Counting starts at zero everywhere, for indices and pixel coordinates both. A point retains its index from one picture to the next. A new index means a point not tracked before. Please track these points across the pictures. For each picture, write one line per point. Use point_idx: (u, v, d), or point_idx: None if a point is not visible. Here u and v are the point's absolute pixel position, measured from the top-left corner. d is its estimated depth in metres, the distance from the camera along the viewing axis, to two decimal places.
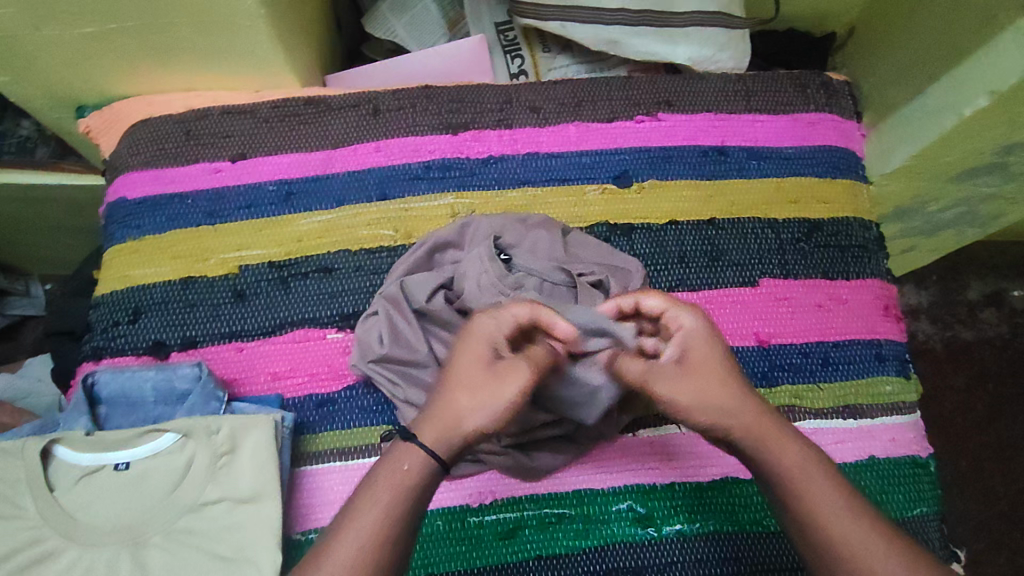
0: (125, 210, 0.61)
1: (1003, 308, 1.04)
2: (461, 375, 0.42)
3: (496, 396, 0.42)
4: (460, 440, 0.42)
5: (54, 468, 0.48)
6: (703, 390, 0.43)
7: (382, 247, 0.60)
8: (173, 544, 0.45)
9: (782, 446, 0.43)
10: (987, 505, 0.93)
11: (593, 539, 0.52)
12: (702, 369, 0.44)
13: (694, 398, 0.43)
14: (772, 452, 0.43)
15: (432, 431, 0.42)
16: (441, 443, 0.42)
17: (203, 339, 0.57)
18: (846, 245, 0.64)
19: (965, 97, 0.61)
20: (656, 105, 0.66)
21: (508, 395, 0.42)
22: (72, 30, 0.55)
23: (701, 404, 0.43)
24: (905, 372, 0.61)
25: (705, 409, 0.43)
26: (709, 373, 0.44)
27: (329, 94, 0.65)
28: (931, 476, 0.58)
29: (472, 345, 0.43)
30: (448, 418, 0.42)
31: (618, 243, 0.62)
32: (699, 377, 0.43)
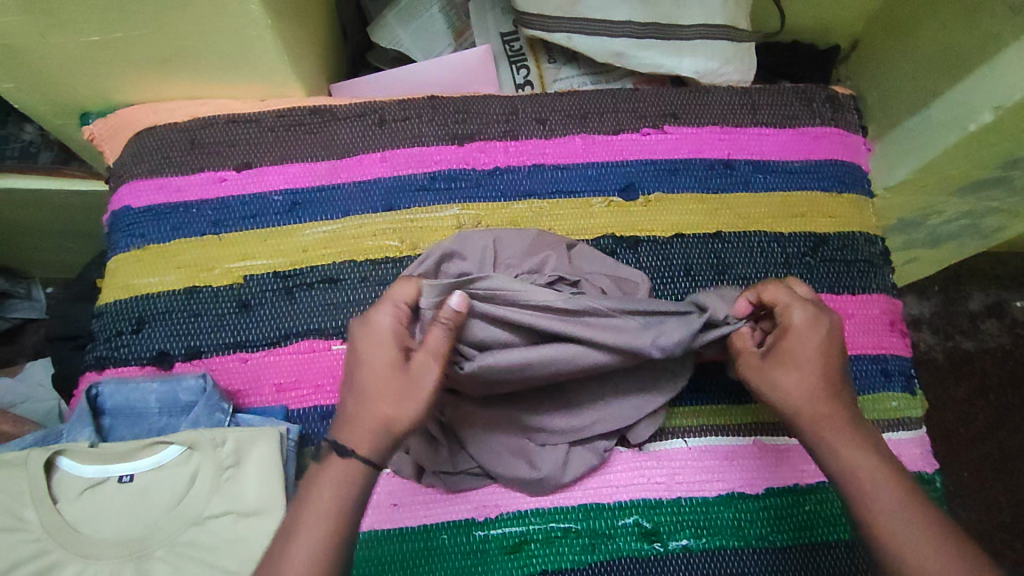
0: (130, 218, 0.61)
1: (1005, 320, 1.04)
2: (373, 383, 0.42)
3: (412, 398, 0.42)
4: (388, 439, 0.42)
5: (58, 480, 0.47)
6: (796, 380, 0.45)
7: (388, 257, 0.60)
8: (177, 557, 0.45)
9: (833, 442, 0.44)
10: (990, 516, 0.93)
11: (599, 553, 0.52)
12: (801, 361, 0.46)
13: (803, 388, 0.45)
14: (847, 453, 0.43)
15: (361, 439, 0.41)
16: (367, 445, 0.41)
17: (208, 350, 0.57)
18: (851, 259, 0.64)
19: (970, 112, 0.61)
20: (662, 118, 0.66)
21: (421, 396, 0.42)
22: (78, 38, 0.55)
23: (803, 396, 0.45)
24: (910, 388, 0.61)
25: (790, 396, 0.45)
26: (808, 365, 0.46)
27: (335, 104, 0.65)
28: (936, 491, 0.58)
29: (378, 350, 0.43)
30: (372, 421, 0.42)
31: (624, 256, 0.62)
32: (800, 369, 0.46)
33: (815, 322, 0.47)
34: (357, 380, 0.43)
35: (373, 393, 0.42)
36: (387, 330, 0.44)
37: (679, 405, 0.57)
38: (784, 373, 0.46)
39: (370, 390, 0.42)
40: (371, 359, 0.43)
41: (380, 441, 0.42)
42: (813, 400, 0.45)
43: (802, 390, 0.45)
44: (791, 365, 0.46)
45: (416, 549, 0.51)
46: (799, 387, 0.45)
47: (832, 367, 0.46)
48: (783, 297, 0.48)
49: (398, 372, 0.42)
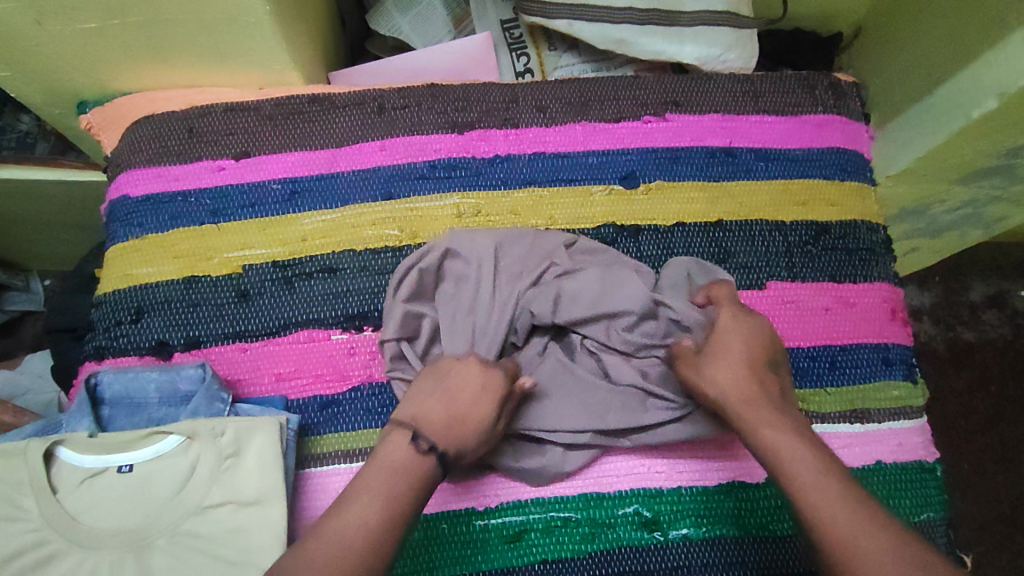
0: (128, 208, 0.61)
1: (1005, 309, 1.03)
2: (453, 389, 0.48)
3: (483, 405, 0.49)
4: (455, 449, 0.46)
5: (57, 470, 0.47)
6: (720, 372, 0.49)
7: (388, 247, 0.60)
8: (178, 547, 0.45)
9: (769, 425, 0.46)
10: (988, 505, 0.93)
11: (599, 543, 0.52)
12: (725, 353, 0.50)
13: (720, 378, 0.49)
14: (769, 435, 0.45)
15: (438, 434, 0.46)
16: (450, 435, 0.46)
17: (207, 340, 0.57)
18: (853, 248, 0.63)
19: (973, 99, 0.60)
20: (663, 106, 0.66)
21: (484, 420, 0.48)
22: (73, 25, 0.55)
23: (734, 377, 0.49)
24: (912, 377, 0.61)
25: (720, 382, 0.49)
26: (736, 355, 0.50)
27: (334, 92, 0.64)
28: (937, 481, 0.57)
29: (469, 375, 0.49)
30: (458, 427, 0.47)
31: (625, 245, 0.61)
32: (724, 358, 0.50)
33: (741, 322, 0.52)
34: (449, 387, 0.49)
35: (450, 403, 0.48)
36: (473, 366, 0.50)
37: None
38: (707, 366, 0.50)
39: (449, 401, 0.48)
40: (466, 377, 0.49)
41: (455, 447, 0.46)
42: (739, 384, 0.48)
43: (730, 378, 0.49)
44: (717, 356, 0.50)
45: (416, 540, 0.51)
46: (719, 377, 0.49)
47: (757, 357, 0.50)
48: (722, 298, 0.54)
49: (486, 402, 0.48)
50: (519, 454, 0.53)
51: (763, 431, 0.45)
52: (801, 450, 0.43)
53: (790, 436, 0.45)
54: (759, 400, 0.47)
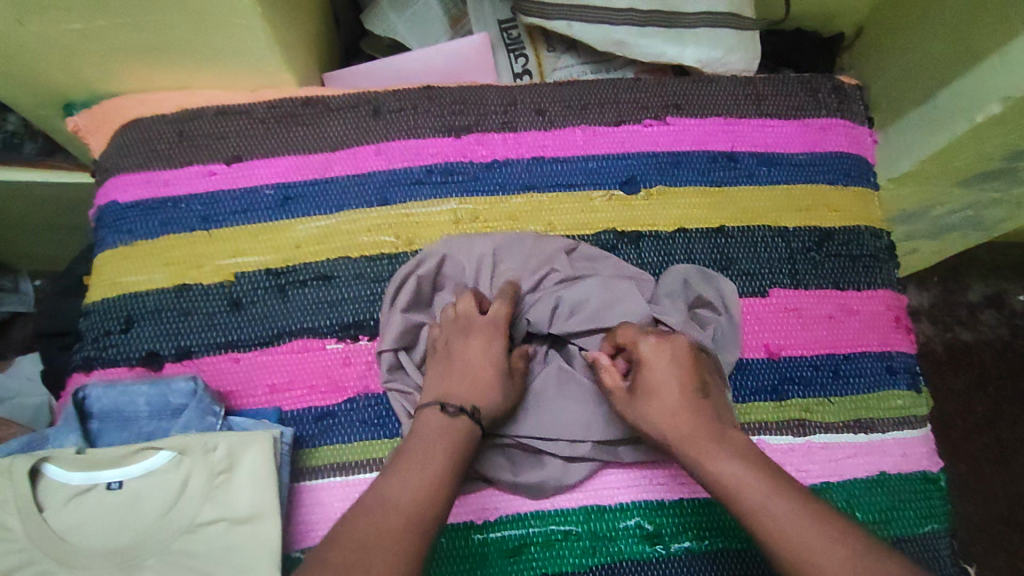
0: (116, 214, 0.59)
1: (1003, 310, 1.03)
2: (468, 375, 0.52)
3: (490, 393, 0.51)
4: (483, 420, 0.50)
5: (44, 487, 0.46)
6: (652, 413, 0.49)
7: (384, 253, 0.58)
8: (168, 566, 0.44)
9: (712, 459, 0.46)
10: (985, 507, 0.93)
11: (600, 556, 0.51)
12: (651, 392, 0.50)
13: (658, 419, 0.49)
14: (720, 466, 0.45)
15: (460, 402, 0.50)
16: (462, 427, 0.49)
17: (199, 350, 0.55)
18: (857, 254, 0.62)
19: (977, 102, 0.59)
20: (664, 109, 0.64)
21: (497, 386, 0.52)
22: (58, 25, 0.53)
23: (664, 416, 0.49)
24: (915, 386, 0.60)
25: (659, 422, 0.49)
26: (664, 392, 0.49)
27: (328, 94, 0.63)
28: (941, 491, 0.57)
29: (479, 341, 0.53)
30: (466, 417, 0.49)
31: (625, 251, 0.60)
32: (657, 397, 0.49)
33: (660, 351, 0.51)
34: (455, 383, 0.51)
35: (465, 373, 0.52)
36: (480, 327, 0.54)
37: None
38: (641, 407, 0.50)
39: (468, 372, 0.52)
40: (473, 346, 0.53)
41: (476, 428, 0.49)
42: (672, 421, 0.48)
43: (666, 418, 0.48)
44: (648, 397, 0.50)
45: None
46: (654, 418, 0.49)
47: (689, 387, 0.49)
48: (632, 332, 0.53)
49: (500, 368, 0.53)
50: (517, 468, 0.53)
51: (710, 467, 0.45)
52: (746, 475, 0.44)
53: (734, 462, 0.45)
54: (695, 436, 0.47)
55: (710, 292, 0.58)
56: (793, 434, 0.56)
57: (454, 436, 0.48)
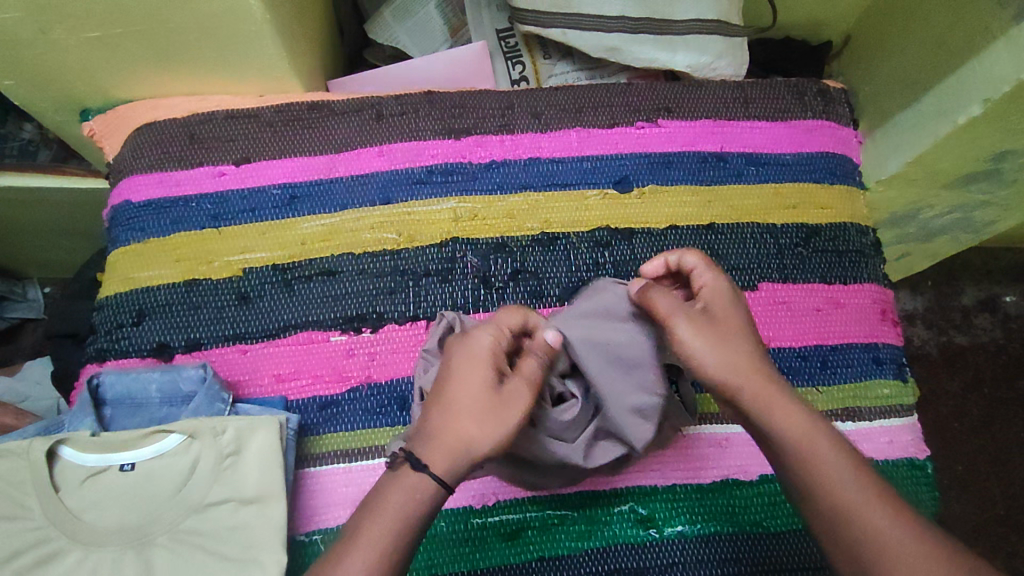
0: (130, 213, 0.62)
1: (997, 313, 1.05)
2: (464, 400, 0.42)
3: (494, 420, 0.42)
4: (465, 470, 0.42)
5: (59, 469, 0.48)
6: (718, 346, 0.44)
7: (386, 250, 0.61)
8: (178, 544, 0.46)
9: (786, 409, 0.43)
10: (983, 508, 0.94)
11: (595, 540, 0.53)
12: (724, 327, 0.45)
13: (725, 361, 0.44)
14: (782, 411, 0.42)
15: (440, 458, 0.41)
16: (448, 466, 0.41)
17: (208, 342, 0.58)
18: (843, 250, 0.64)
19: (959, 104, 0.62)
20: (655, 111, 0.67)
21: (513, 421, 0.42)
22: (78, 34, 0.56)
23: (727, 355, 0.44)
24: (902, 376, 0.62)
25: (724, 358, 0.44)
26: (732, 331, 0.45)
27: (333, 99, 0.65)
28: (928, 478, 0.59)
29: (478, 367, 0.44)
30: (460, 455, 0.41)
31: (619, 247, 0.62)
32: (729, 333, 0.45)
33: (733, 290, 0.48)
34: (449, 397, 0.43)
35: (460, 410, 0.42)
36: (487, 349, 0.45)
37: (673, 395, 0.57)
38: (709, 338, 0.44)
39: (460, 409, 0.42)
40: (468, 375, 0.43)
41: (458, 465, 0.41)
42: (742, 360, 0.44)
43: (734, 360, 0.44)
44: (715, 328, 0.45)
45: None
46: (720, 356, 0.44)
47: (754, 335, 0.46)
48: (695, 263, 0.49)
49: (493, 387, 0.43)
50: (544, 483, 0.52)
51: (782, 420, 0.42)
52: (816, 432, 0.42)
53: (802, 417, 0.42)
54: (760, 379, 0.43)
55: None
56: None
57: (453, 470, 0.41)
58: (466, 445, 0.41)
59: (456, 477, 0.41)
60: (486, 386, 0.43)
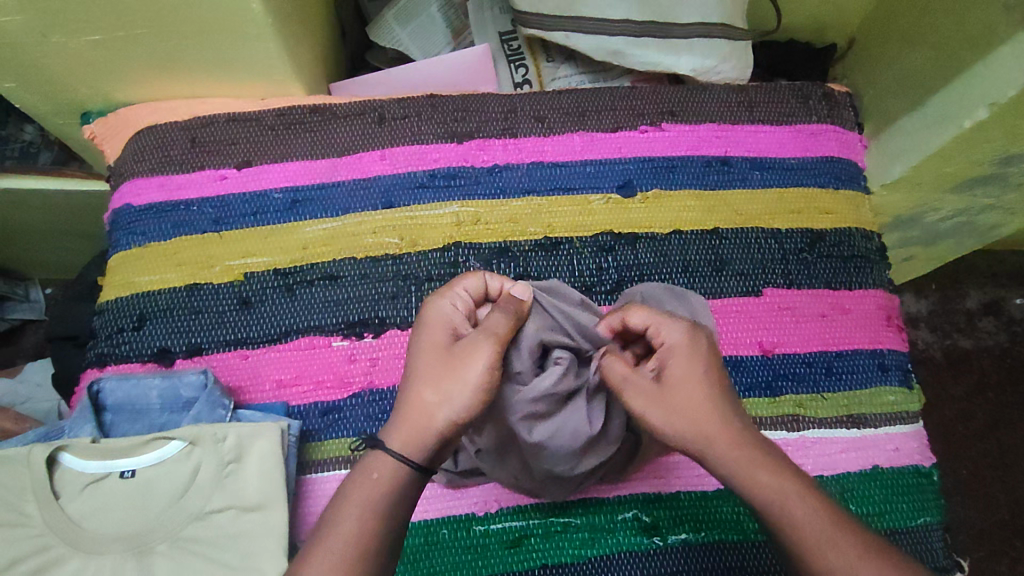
0: (131, 217, 0.61)
1: (1001, 317, 1.04)
2: (424, 367, 0.45)
3: (450, 379, 0.44)
4: (433, 439, 0.43)
5: (59, 476, 0.48)
6: (668, 412, 0.44)
7: (388, 254, 0.60)
8: (178, 552, 0.46)
9: (756, 467, 0.43)
10: (987, 513, 0.94)
11: (599, 548, 0.53)
12: (679, 390, 0.45)
13: (676, 427, 0.44)
14: (755, 469, 0.42)
15: (401, 432, 0.43)
16: (408, 442, 0.43)
17: (209, 347, 0.57)
18: (848, 255, 0.64)
19: (965, 108, 0.61)
20: (659, 115, 0.67)
21: (471, 376, 0.43)
22: (79, 37, 0.56)
23: (684, 418, 0.44)
24: (907, 383, 0.61)
25: (682, 425, 0.44)
26: (688, 395, 0.45)
27: (335, 102, 0.65)
28: (934, 485, 0.58)
29: (435, 334, 0.46)
30: (422, 422, 0.43)
31: (622, 252, 0.62)
32: (683, 396, 0.45)
33: (695, 344, 0.46)
34: (413, 369, 0.46)
35: (422, 380, 0.44)
36: (445, 316, 0.47)
37: None
38: (657, 406, 0.45)
39: (422, 377, 0.45)
40: (427, 346, 0.46)
41: (425, 440, 0.43)
42: (700, 424, 0.44)
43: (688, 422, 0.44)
44: (670, 393, 0.45)
45: (417, 545, 0.52)
46: (674, 421, 0.44)
47: (714, 387, 0.45)
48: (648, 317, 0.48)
49: (448, 348, 0.45)
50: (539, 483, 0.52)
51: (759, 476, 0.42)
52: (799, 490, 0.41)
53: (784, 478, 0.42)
54: (718, 435, 0.44)
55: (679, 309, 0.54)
56: (787, 429, 0.58)
57: (416, 441, 0.43)
58: (431, 413, 0.43)
59: (421, 452, 0.43)
60: (442, 353, 0.45)
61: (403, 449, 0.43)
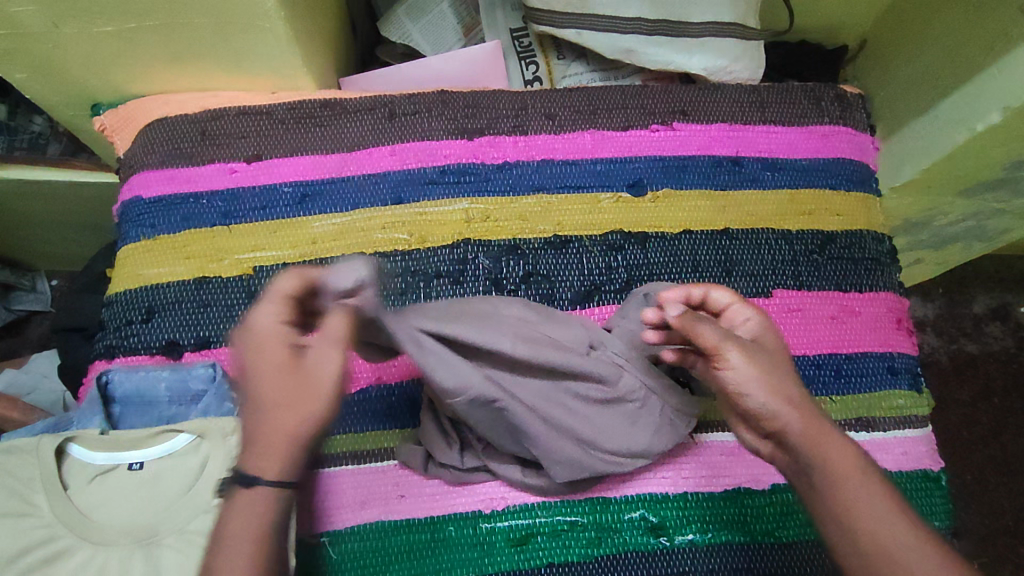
0: (140, 209, 0.61)
1: (1008, 322, 1.04)
2: (275, 389, 0.38)
3: (309, 396, 0.38)
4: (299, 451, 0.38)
5: (68, 466, 0.48)
6: (767, 379, 0.43)
7: (397, 251, 0.60)
8: (185, 543, 0.45)
9: (824, 439, 0.42)
10: (991, 518, 0.93)
11: (606, 547, 0.52)
12: (772, 354, 0.46)
13: (774, 389, 0.43)
14: (828, 445, 0.42)
15: (272, 463, 0.37)
16: (280, 465, 0.37)
17: (217, 341, 0.57)
18: (859, 257, 0.64)
19: (978, 112, 0.61)
20: (670, 114, 0.66)
21: (326, 388, 0.38)
22: (92, 28, 0.55)
23: (776, 395, 0.43)
24: (917, 386, 0.61)
25: (774, 404, 0.42)
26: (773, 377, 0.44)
27: (346, 97, 0.65)
28: (942, 489, 0.58)
29: (273, 348, 0.39)
30: (287, 448, 0.38)
31: (632, 252, 0.62)
32: (770, 377, 0.44)
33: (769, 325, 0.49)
34: (257, 397, 0.38)
35: (273, 406, 0.38)
36: (274, 329, 0.39)
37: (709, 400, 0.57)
38: (760, 362, 0.44)
39: (275, 401, 0.38)
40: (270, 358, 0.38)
41: (292, 462, 0.38)
42: (788, 403, 0.43)
43: (785, 383, 0.44)
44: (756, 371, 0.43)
45: (423, 541, 0.52)
46: (777, 381, 0.44)
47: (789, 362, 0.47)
48: (733, 299, 0.50)
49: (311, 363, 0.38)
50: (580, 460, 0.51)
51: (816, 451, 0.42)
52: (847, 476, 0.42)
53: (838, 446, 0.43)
54: (805, 413, 0.43)
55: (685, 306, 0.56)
56: None
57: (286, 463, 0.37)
58: (296, 434, 0.37)
59: (291, 472, 0.38)
60: (297, 372, 0.38)
61: (275, 475, 0.37)
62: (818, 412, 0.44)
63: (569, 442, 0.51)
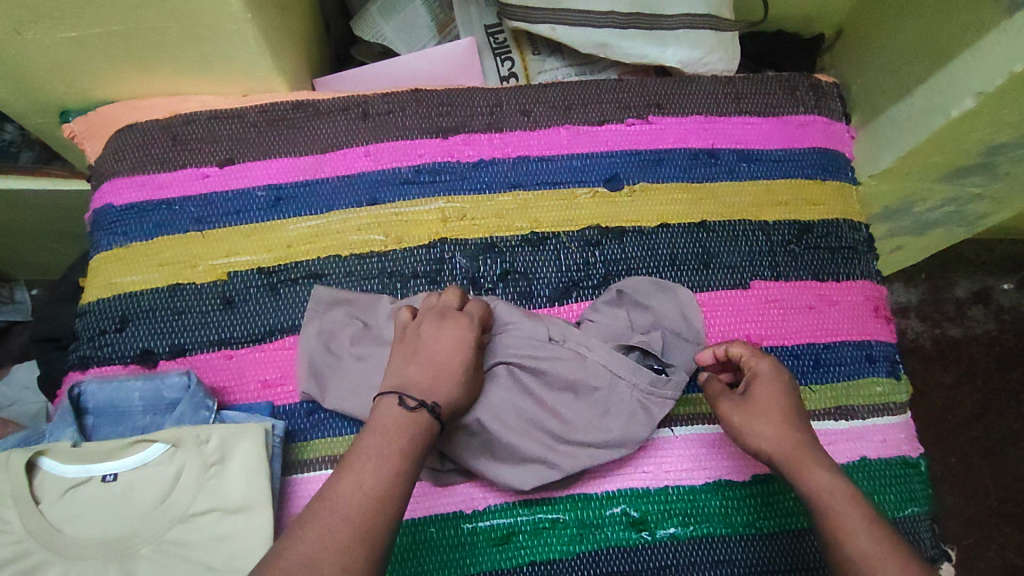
0: (111, 217, 0.61)
1: (990, 306, 1.04)
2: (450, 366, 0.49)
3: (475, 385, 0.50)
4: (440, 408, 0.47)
5: (39, 481, 0.47)
6: (758, 424, 0.50)
7: (373, 252, 0.60)
8: (162, 555, 0.45)
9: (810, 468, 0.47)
10: (976, 500, 0.94)
11: (587, 544, 0.52)
12: (768, 404, 0.50)
13: (761, 431, 0.49)
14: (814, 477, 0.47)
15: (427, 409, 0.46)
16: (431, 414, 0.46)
17: (192, 348, 0.57)
18: (836, 246, 0.64)
19: (952, 98, 0.61)
20: (646, 108, 0.66)
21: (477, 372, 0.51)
22: (54, 34, 0.54)
23: (767, 435, 0.49)
24: (895, 373, 0.61)
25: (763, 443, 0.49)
26: (766, 417, 0.50)
27: (319, 98, 0.64)
28: (922, 475, 0.58)
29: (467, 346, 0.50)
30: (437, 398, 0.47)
31: (610, 247, 0.61)
32: (761, 419, 0.50)
33: (780, 372, 0.52)
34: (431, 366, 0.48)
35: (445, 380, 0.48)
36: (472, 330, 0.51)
37: (688, 394, 0.57)
38: (751, 416, 0.50)
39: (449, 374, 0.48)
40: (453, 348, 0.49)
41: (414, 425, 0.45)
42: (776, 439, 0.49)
43: (775, 428, 0.49)
44: (752, 415, 0.50)
45: (404, 544, 0.51)
46: (769, 428, 0.49)
47: (793, 406, 0.51)
48: (747, 351, 0.53)
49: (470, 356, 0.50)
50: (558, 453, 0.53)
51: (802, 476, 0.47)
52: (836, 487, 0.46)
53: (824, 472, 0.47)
54: (795, 450, 0.48)
55: (666, 303, 0.58)
56: None
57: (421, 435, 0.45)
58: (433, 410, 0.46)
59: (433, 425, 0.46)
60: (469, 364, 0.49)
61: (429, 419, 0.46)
62: (810, 445, 0.49)
63: (546, 436, 0.53)
